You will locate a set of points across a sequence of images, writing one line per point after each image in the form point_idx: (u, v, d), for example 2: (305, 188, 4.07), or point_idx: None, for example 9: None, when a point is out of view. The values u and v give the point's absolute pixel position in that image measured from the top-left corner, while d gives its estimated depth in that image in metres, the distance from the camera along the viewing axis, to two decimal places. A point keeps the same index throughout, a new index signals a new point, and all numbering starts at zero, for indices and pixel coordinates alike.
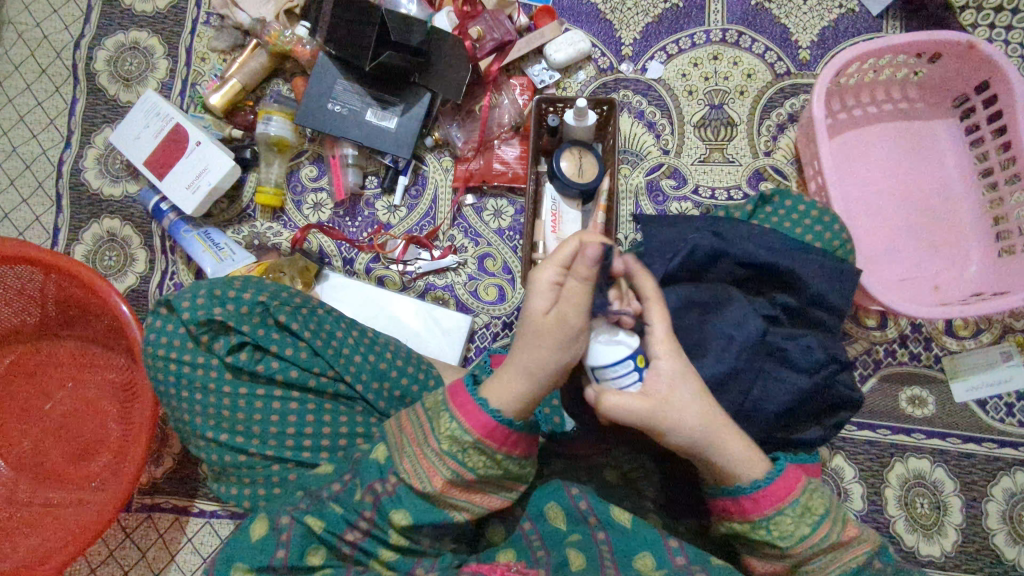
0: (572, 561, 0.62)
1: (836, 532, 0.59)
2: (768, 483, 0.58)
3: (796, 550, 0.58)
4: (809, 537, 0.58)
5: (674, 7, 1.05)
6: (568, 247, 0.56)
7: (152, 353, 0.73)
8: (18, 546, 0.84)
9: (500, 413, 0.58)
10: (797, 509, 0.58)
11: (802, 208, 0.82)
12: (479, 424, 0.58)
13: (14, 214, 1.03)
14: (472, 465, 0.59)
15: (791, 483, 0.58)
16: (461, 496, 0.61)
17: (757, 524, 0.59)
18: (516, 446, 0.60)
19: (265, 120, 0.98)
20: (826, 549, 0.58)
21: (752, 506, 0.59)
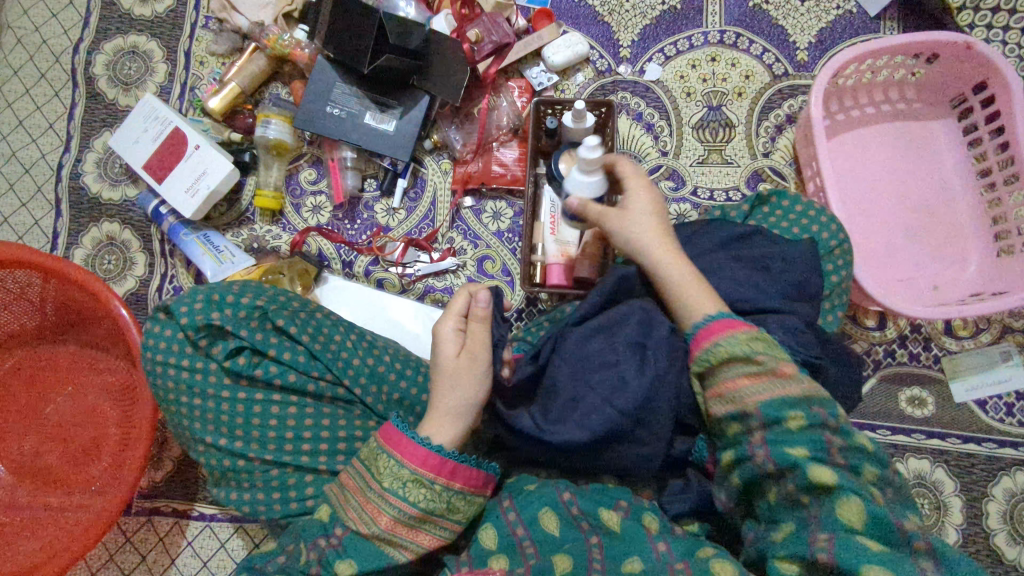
0: (558, 565, 0.58)
1: (775, 363, 0.57)
2: (711, 322, 0.62)
3: (732, 381, 0.58)
4: (748, 363, 0.58)
5: (672, 9, 1.05)
6: (461, 302, 0.71)
7: (150, 359, 0.73)
8: (17, 551, 0.84)
9: (433, 447, 0.62)
10: (738, 340, 0.59)
11: (800, 209, 0.82)
12: (414, 459, 0.61)
13: (14, 219, 1.03)
14: (414, 501, 0.60)
15: (734, 324, 0.61)
16: (415, 534, 0.61)
17: (701, 358, 0.61)
18: (457, 476, 0.62)
19: (264, 123, 0.98)
20: (767, 377, 0.57)
21: (696, 344, 0.62)
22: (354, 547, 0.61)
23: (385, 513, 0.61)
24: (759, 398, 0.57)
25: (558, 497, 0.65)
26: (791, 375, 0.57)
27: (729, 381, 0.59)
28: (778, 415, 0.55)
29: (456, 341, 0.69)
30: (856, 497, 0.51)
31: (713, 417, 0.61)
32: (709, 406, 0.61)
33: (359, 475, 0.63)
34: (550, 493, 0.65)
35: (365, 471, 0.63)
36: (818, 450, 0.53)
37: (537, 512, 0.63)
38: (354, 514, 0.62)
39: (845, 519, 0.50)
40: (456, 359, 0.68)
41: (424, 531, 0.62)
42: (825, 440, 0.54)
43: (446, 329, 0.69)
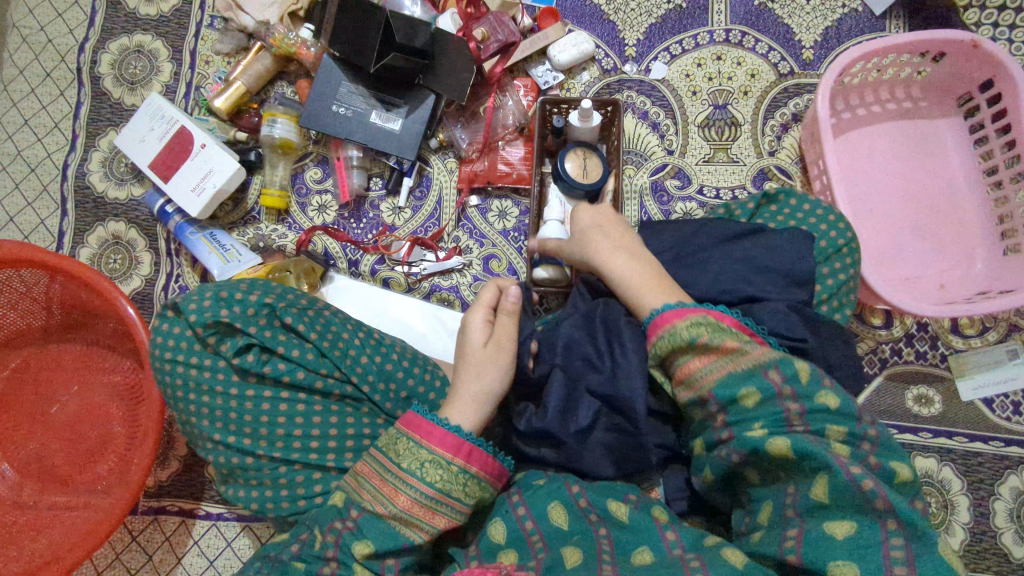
0: (567, 558, 0.58)
1: (724, 342, 0.56)
2: (666, 312, 0.61)
3: (691, 367, 0.57)
4: (700, 345, 0.57)
5: (677, 8, 1.05)
6: (489, 295, 0.74)
7: (160, 356, 0.74)
8: (24, 551, 0.84)
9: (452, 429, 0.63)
10: (690, 325, 0.58)
11: (807, 207, 0.82)
12: (437, 441, 0.62)
13: (20, 218, 1.03)
14: (434, 481, 0.61)
15: (685, 310, 0.60)
16: (432, 514, 0.61)
17: (658, 348, 0.60)
18: (473, 459, 0.63)
19: (270, 122, 0.97)
20: (718, 357, 0.56)
21: (652, 335, 0.61)
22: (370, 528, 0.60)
23: (406, 491, 0.61)
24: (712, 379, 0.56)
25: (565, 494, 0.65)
26: (740, 349, 0.56)
27: (685, 365, 0.58)
28: (731, 392, 0.54)
29: (487, 328, 0.72)
30: (820, 468, 0.49)
31: (678, 403, 0.60)
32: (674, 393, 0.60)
33: (381, 459, 0.63)
34: (559, 486, 0.65)
35: (385, 453, 0.63)
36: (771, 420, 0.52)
37: (546, 505, 0.63)
38: (373, 493, 0.62)
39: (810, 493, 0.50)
40: (485, 345, 0.71)
41: (444, 512, 0.61)
42: (783, 409, 0.52)
43: (479, 315, 0.73)
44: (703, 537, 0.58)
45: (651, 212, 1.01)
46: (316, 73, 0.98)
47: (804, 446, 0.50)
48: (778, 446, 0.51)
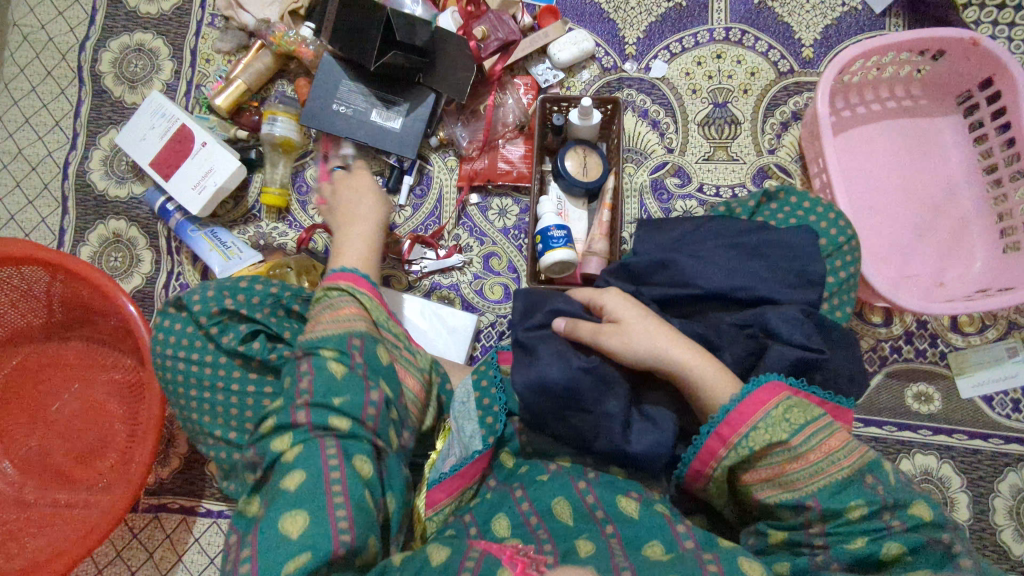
0: (581, 547, 0.59)
1: (806, 447, 0.55)
2: (737, 402, 0.58)
3: (768, 463, 0.56)
4: (787, 445, 0.55)
5: (676, 6, 1.06)
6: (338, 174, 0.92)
7: (162, 353, 0.74)
8: (25, 547, 0.84)
9: (342, 274, 0.74)
10: (770, 420, 0.56)
11: (807, 204, 0.82)
12: (363, 287, 0.74)
13: (20, 216, 1.03)
14: (346, 302, 0.71)
15: (763, 399, 0.57)
16: (339, 318, 0.69)
17: (737, 447, 0.57)
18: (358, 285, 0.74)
19: (270, 120, 0.97)
20: (807, 454, 0.55)
21: (727, 431, 0.58)
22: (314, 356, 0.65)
23: (321, 321, 0.69)
24: (807, 483, 0.55)
25: (569, 489, 0.65)
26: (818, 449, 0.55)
27: (771, 465, 0.56)
28: (838, 499, 0.54)
29: (356, 194, 0.89)
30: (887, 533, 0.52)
31: (757, 499, 0.58)
32: (751, 489, 0.58)
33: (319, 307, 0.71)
34: (564, 483, 0.66)
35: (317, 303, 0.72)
36: (876, 524, 0.53)
37: (551, 500, 0.64)
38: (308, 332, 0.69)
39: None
40: (365, 212, 0.87)
41: (350, 328, 0.68)
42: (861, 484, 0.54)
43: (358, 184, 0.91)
44: (716, 539, 0.58)
45: (650, 210, 1.02)
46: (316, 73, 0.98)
47: (914, 543, 0.51)
48: (890, 550, 0.52)
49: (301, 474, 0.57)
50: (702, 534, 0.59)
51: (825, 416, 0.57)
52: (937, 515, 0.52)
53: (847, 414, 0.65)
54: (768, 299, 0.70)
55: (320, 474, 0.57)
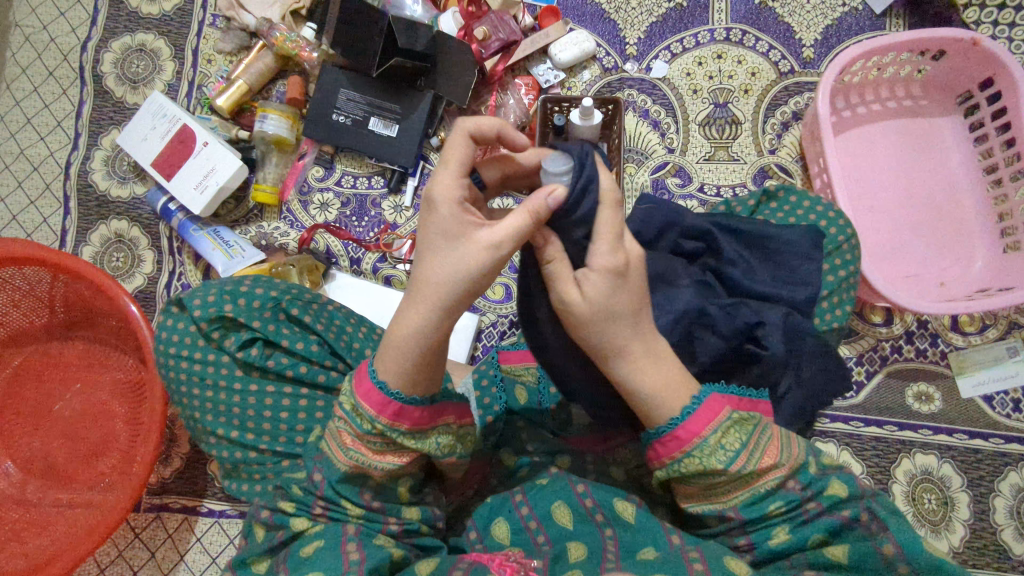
0: (571, 551, 0.59)
1: (735, 473, 0.55)
2: (677, 425, 0.55)
3: (699, 483, 0.57)
4: (721, 472, 0.55)
5: (678, 6, 1.06)
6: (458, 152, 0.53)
7: (164, 351, 0.75)
8: (28, 546, 0.84)
9: (390, 391, 0.55)
10: (707, 448, 0.55)
11: (807, 204, 0.82)
12: (406, 417, 0.56)
13: (23, 216, 1.03)
14: (369, 431, 0.56)
15: (699, 425, 0.55)
16: (396, 461, 0.58)
17: (670, 466, 0.56)
18: (403, 418, 0.55)
19: (262, 118, 0.99)
20: (734, 478, 0.55)
21: (663, 450, 0.57)
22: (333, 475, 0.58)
23: (349, 448, 0.57)
24: (729, 497, 0.57)
25: (569, 490, 0.65)
26: (747, 474, 0.55)
27: (700, 485, 0.57)
28: (757, 509, 0.56)
29: (433, 250, 0.53)
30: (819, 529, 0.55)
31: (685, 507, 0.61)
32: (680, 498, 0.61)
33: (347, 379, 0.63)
34: (564, 486, 0.66)
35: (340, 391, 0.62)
36: (794, 513, 0.55)
37: (551, 505, 0.64)
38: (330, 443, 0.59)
39: (830, 555, 0.53)
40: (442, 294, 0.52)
41: (383, 466, 0.58)
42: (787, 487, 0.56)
43: (445, 218, 0.52)
44: (725, 556, 0.54)
45: None
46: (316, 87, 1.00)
47: (831, 525, 0.54)
48: (811, 537, 0.54)
49: (321, 543, 0.57)
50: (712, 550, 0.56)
51: (757, 438, 0.55)
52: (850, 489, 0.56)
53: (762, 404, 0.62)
54: (767, 296, 0.70)
55: (340, 559, 0.55)
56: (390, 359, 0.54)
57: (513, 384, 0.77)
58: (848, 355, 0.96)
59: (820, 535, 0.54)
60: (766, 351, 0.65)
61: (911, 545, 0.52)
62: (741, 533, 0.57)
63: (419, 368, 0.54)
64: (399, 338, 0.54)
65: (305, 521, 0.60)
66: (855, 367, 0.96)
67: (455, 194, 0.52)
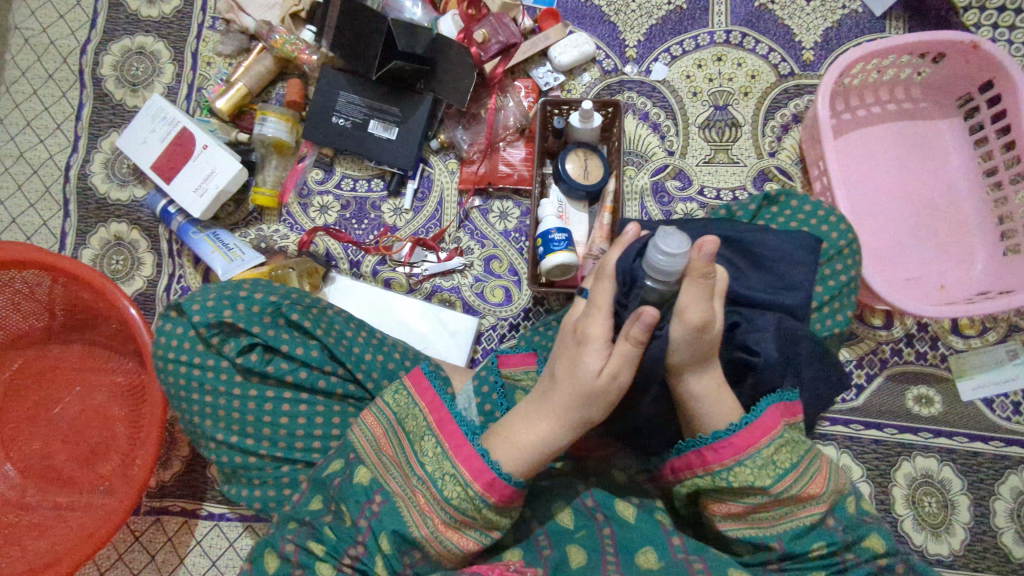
0: (572, 558, 0.61)
1: (783, 495, 0.58)
2: (734, 434, 0.59)
3: (742, 499, 0.59)
4: (767, 490, 0.58)
5: (678, 9, 1.06)
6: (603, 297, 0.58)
7: (162, 356, 0.75)
8: (28, 550, 0.84)
9: (492, 461, 0.58)
10: (759, 461, 0.58)
11: (808, 208, 0.82)
12: (493, 493, 0.57)
13: (22, 219, 1.03)
14: (453, 497, 0.57)
15: (754, 438, 0.59)
16: (459, 540, 0.58)
17: (717, 475, 0.59)
18: (495, 490, 0.57)
19: (261, 120, 0.99)
20: (780, 500, 0.58)
21: (711, 457, 0.60)
22: (392, 524, 0.59)
23: (426, 510, 0.58)
24: (772, 521, 0.59)
25: (571, 493, 0.67)
26: (795, 500, 0.58)
27: (743, 503, 0.59)
28: (801, 543, 0.58)
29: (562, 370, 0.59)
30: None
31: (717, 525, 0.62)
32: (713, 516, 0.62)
33: (385, 423, 0.66)
34: (565, 489, 0.68)
35: (387, 436, 0.65)
36: (829, 555, 0.59)
37: (552, 506, 0.66)
38: (404, 498, 0.60)
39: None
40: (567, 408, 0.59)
41: (448, 542, 0.58)
42: (834, 532, 0.59)
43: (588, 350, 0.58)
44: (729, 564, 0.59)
45: (651, 212, 1.01)
46: (316, 89, 1.00)
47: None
48: None
49: None
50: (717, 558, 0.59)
51: (808, 464, 0.59)
52: (887, 543, 0.59)
53: (793, 406, 0.63)
54: (766, 301, 0.71)
55: None
56: (507, 445, 0.59)
57: (513, 390, 0.76)
58: (848, 358, 0.96)
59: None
60: (758, 356, 0.64)
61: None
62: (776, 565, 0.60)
63: (535, 463, 0.59)
64: (521, 432, 0.59)
65: (331, 570, 0.60)
66: (854, 370, 0.96)
67: (600, 327, 0.58)
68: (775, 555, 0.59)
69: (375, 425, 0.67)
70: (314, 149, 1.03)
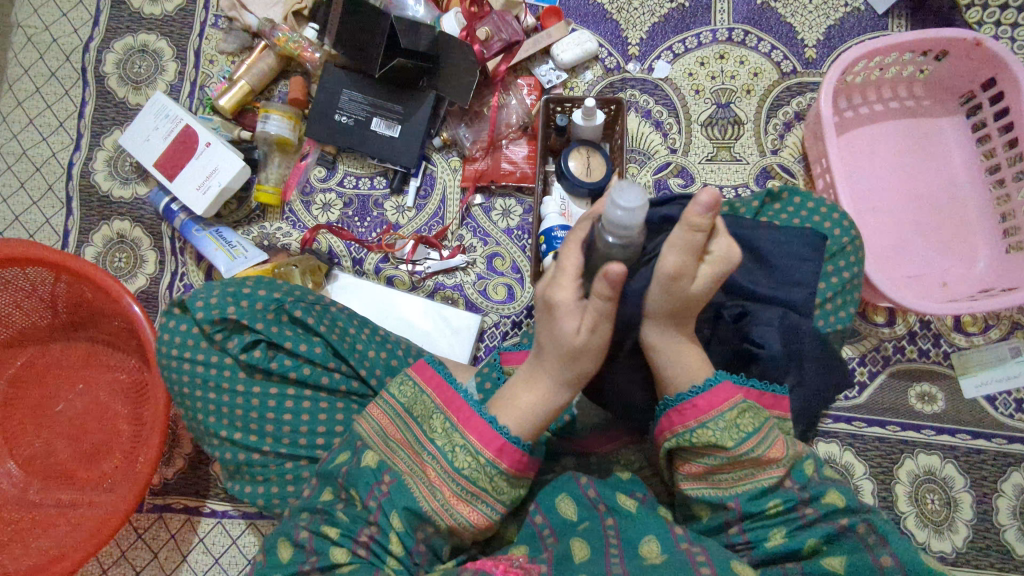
0: (576, 552, 0.60)
1: (741, 454, 0.57)
2: (697, 395, 0.59)
3: (706, 460, 0.59)
4: (728, 451, 0.58)
5: (680, 7, 1.06)
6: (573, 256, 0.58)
7: (167, 353, 0.75)
8: (31, 547, 0.84)
9: (499, 426, 0.58)
10: (722, 423, 0.58)
11: (811, 205, 0.82)
12: (504, 458, 0.58)
13: (25, 216, 1.03)
14: (464, 467, 0.58)
15: (717, 399, 0.58)
16: (470, 512, 0.58)
17: (680, 437, 0.59)
18: (505, 455, 0.58)
19: (264, 119, 0.99)
20: (740, 460, 0.58)
21: (677, 419, 0.60)
22: (403, 499, 0.59)
23: (436, 484, 0.59)
24: (734, 483, 0.59)
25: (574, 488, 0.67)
26: (752, 459, 0.58)
27: (704, 463, 0.59)
28: (757, 503, 0.58)
29: (549, 339, 0.60)
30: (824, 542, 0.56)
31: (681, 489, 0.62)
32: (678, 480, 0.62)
33: (390, 412, 0.66)
34: (567, 480, 0.67)
35: (395, 426, 0.65)
36: (792, 515, 0.58)
37: (556, 498, 0.66)
38: (412, 474, 0.61)
39: (827, 564, 0.55)
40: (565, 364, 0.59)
41: (458, 517, 0.58)
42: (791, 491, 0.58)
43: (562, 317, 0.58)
44: (733, 559, 0.56)
45: None
46: (318, 87, 1.00)
47: (827, 533, 0.56)
48: (808, 543, 0.56)
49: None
50: (717, 550, 0.57)
51: (768, 426, 0.59)
52: (847, 501, 0.58)
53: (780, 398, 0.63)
54: (769, 296, 0.71)
55: None
56: (512, 413, 0.60)
57: None
58: (851, 355, 0.96)
59: (816, 541, 0.56)
60: (762, 349, 0.64)
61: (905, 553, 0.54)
62: (738, 531, 0.59)
63: (538, 422, 0.60)
64: (524, 395, 0.61)
65: (347, 553, 0.61)
66: (857, 367, 0.96)
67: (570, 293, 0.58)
68: (733, 516, 0.59)
69: (381, 417, 0.66)
70: (317, 147, 1.03)
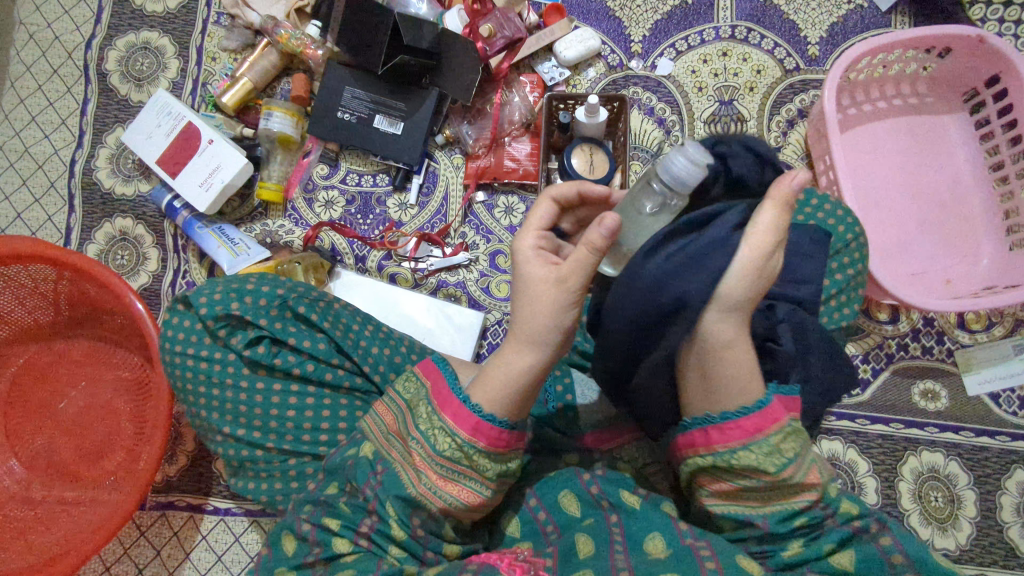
0: (581, 547, 0.60)
1: (779, 480, 0.56)
2: (742, 416, 0.56)
3: (742, 479, 0.57)
4: (768, 476, 0.56)
5: (683, 4, 1.06)
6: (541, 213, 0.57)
7: (170, 349, 0.75)
8: (33, 545, 0.83)
9: (473, 405, 0.56)
10: (765, 448, 0.56)
11: (815, 202, 0.82)
12: (484, 436, 0.56)
13: (27, 214, 1.03)
14: (445, 451, 0.57)
15: (760, 424, 0.56)
16: (459, 492, 0.58)
17: (718, 455, 0.58)
18: (482, 434, 0.56)
19: (266, 116, 0.98)
20: (777, 486, 0.56)
21: (715, 436, 0.58)
22: (397, 488, 0.59)
23: (421, 469, 0.58)
24: (766, 503, 0.58)
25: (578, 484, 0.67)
26: (789, 486, 0.56)
27: (739, 483, 0.58)
28: (786, 524, 0.57)
29: (522, 298, 0.55)
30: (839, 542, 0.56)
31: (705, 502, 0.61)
32: (704, 493, 0.61)
33: (393, 408, 0.65)
34: (570, 476, 0.68)
35: (395, 420, 0.64)
36: (812, 527, 0.58)
37: (558, 494, 0.66)
38: (402, 463, 0.60)
39: (838, 564, 0.56)
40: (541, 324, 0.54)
41: (446, 498, 0.58)
42: (820, 508, 0.58)
43: (533, 271, 0.54)
44: (738, 555, 0.55)
45: None
46: (320, 84, 1.00)
47: (844, 536, 0.57)
48: (826, 547, 0.56)
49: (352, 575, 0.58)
50: (724, 546, 0.57)
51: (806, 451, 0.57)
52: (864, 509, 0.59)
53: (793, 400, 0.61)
54: (773, 293, 0.71)
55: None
56: (482, 384, 0.56)
57: None
58: (854, 353, 0.96)
59: (833, 547, 0.56)
60: (774, 347, 0.64)
61: (918, 555, 0.55)
62: (759, 543, 0.59)
63: (518, 397, 0.56)
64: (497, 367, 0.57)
65: (348, 543, 0.61)
66: (860, 365, 0.96)
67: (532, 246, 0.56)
68: (758, 534, 0.58)
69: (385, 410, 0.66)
70: (320, 144, 1.03)
